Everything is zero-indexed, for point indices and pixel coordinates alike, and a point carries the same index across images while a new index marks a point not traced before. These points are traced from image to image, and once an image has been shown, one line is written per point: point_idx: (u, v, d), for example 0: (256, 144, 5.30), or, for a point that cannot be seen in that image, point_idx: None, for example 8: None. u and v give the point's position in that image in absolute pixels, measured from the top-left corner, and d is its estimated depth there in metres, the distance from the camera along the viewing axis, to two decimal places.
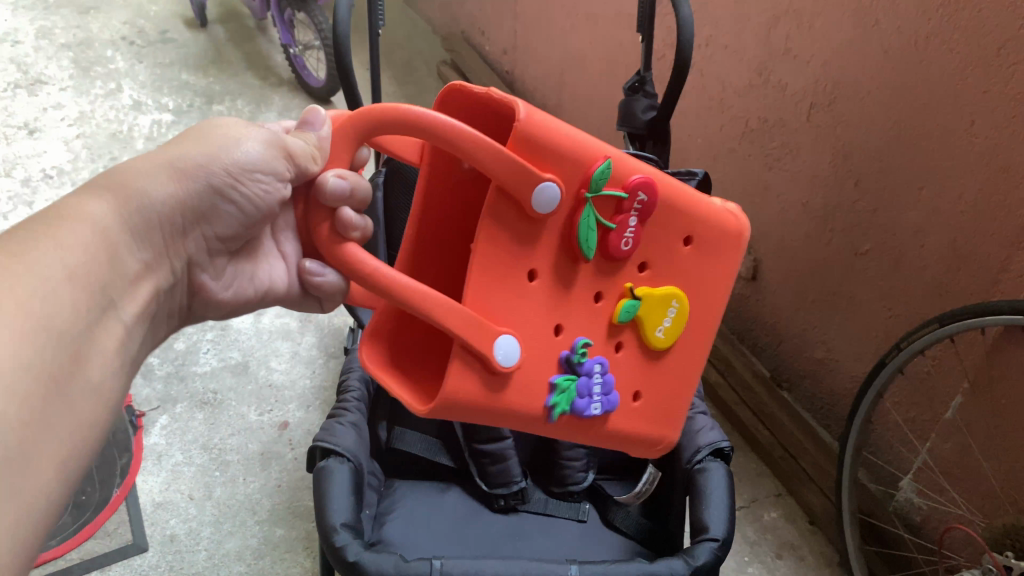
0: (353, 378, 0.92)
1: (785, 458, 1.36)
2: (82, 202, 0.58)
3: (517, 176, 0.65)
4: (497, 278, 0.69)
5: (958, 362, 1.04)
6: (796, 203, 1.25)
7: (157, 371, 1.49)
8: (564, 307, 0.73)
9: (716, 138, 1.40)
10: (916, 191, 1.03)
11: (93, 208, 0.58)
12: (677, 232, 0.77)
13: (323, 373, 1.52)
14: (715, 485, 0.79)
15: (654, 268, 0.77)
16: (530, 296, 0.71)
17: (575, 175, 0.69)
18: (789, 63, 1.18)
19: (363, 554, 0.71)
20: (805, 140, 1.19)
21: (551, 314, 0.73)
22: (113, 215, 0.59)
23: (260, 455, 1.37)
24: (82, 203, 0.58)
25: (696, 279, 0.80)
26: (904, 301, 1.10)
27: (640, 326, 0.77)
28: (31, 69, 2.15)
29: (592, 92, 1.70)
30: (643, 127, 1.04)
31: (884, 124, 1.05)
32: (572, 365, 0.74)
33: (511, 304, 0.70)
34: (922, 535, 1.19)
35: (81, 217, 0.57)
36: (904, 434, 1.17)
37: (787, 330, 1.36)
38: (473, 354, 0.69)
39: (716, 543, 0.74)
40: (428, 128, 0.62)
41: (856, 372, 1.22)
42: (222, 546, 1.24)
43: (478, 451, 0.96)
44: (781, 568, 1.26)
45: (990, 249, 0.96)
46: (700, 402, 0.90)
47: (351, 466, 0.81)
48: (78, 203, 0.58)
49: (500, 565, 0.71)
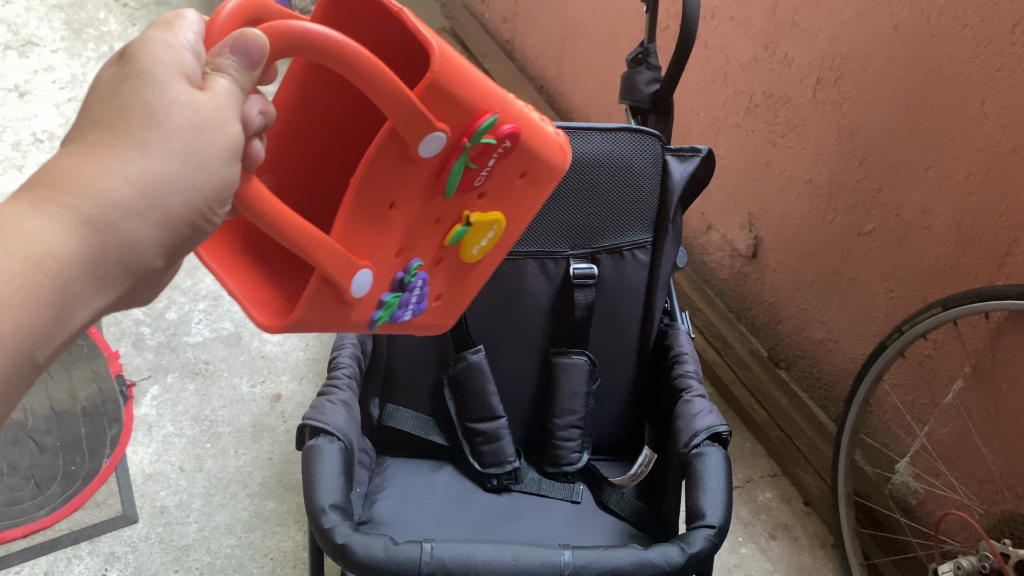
0: (344, 355, 0.89)
1: (781, 438, 1.35)
2: (29, 209, 0.42)
3: (414, 121, 0.55)
4: (366, 211, 0.59)
5: (960, 346, 1.02)
6: (799, 180, 1.22)
7: (149, 341, 1.48)
8: (414, 233, 0.64)
9: (719, 113, 1.37)
10: (923, 171, 1.01)
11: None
12: (518, 165, 0.67)
13: (317, 344, 1.50)
14: (712, 472, 0.78)
15: (492, 195, 0.68)
16: (402, 212, 0.62)
17: (459, 117, 0.59)
18: (796, 36, 1.15)
19: (352, 536, 0.69)
20: (810, 116, 1.17)
21: (402, 236, 0.64)
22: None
23: (251, 427, 1.36)
24: (26, 214, 0.42)
25: (522, 212, 0.71)
26: (906, 283, 1.08)
27: (461, 247, 0.69)
28: (22, 30, 2.10)
29: (593, 64, 1.66)
30: (645, 100, 1.01)
31: (892, 100, 1.02)
32: (402, 283, 0.66)
33: (388, 188, 0.59)
34: (917, 517, 1.18)
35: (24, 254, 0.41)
36: (902, 417, 1.16)
37: (786, 310, 1.34)
38: (328, 284, 0.59)
39: (713, 530, 0.72)
40: (349, 65, 0.50)
41: (855, 353, 1.21)
42: (213, 519, 1.24)
43: (471, 430, 0.96)
44: (775, 549, 1.26)
45: (996, 231, 0.94)
46: (698, 384, 0.89)
47: (341, 445, 0.79)
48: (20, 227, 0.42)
49: (492, 550, 0.69)
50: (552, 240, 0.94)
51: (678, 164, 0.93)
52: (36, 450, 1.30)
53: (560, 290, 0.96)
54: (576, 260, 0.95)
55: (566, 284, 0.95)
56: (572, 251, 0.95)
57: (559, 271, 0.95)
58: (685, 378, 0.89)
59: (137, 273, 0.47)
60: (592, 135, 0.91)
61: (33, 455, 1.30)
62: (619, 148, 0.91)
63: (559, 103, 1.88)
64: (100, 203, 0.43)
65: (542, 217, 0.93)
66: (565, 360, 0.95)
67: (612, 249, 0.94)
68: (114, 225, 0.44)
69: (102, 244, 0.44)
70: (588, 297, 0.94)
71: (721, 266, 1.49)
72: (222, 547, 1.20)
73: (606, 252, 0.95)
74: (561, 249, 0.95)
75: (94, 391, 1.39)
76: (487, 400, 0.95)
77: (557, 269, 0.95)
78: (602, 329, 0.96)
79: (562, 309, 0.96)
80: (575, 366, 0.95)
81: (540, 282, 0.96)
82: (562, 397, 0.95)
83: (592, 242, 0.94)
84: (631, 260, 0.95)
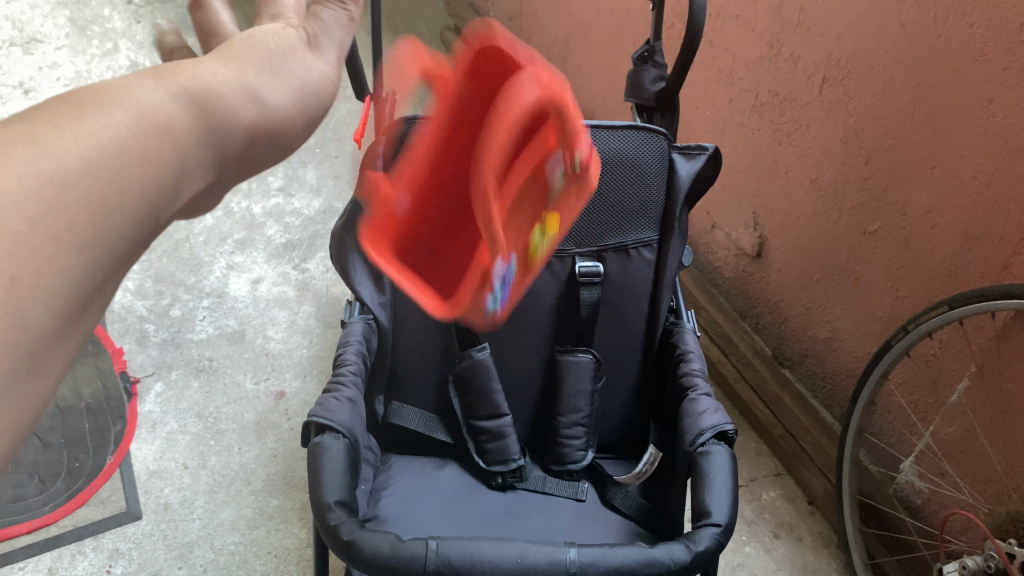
0: (350, 352, 0.89)
1: (785, 438, 1.35)
2: (136, 84, 0.39)
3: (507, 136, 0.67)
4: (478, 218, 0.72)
5: (966, 346, 1.01)
6: (805, 179, 1.22)
7: (153, 338, 1.48)
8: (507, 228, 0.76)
9: (725, 112, 1.37)
10: (929, 170, 1.01)
11: (158, 99, 0.39)
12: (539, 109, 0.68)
13: (321, 342, 1.50)
14: (717, 470, 0.77)
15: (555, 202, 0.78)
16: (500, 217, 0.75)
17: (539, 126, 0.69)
18: (802, 35, 1.15)
19: (358, 533, 0.69)
20: (816, 115, 1.16)
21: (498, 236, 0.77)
22: (185, 112, 0.40)
23: (255, 425, 1.36)
24: (135, 86, 0.39)
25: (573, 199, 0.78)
26: (912, 282, 1.08)
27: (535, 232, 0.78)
28: (27, 26, 2.10)
29: (598, 62, 1.66)
30: (651, 98, 1.01)
31: (898, 99, 1.02)
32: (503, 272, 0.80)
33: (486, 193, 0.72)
34: (921, 517, 1.18)
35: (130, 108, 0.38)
36: (907, 417, 1.15)
37: (791, 308, 1.33)
38: None
39: (719, 528, 0.72)
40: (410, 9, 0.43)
41: (860, 352, 1.21)
42: (216, 516, 1.24)
43: (475, 428, 0.95)
44: (779, 548, 1.26)
45: (1002, 231, 0.93)
46: (704, 382, 0.88)
47: (347, 442, 0.79)
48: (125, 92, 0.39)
49: (497, 547, 0.68)
50: (558, 240, 0.94)
51: (684, 163, 0.93)
52: (40, 446, 1.31)
53: (566, 288, 0.96)
54: (582, 258, 0.95)
55: (571, 282, 0.95)
56: (578, 250, 0.95)
57: (565, 270, 0.95)
58: (691, 376, 0.89)
59: (224, 165, 0.44)
60: (597, 133, 0.92)
61: (37, 451, 1.30)
62: (626, 146, 0.92)
63: None
64: (198, 84, 0.41)
65: None
66: (571, 359, 0.95)
67: (618, 248, 0.94)
68: (214, 110, 0.41)
69: (206, 122, 0.41)
70: (594, 296, 0.94)
71: (725, 265, 1.49)
72: (226, 544, 1.21)
73: (612, 251, 0.95)
74: (567, 247, 0.94)
75: (99, 388, 1.39)
76: (492, 398, 0.95)
77: (563, 267, 0.95)
78: (607, 328, 0.96)
79: (567, 308, 0.96)
80: (581, 365, 0.95)
81: (546, 280, 0.95)
82: (568, 395, 0.95)
83: (598, 240, 0.94)
84: (637, 258, 0.95)
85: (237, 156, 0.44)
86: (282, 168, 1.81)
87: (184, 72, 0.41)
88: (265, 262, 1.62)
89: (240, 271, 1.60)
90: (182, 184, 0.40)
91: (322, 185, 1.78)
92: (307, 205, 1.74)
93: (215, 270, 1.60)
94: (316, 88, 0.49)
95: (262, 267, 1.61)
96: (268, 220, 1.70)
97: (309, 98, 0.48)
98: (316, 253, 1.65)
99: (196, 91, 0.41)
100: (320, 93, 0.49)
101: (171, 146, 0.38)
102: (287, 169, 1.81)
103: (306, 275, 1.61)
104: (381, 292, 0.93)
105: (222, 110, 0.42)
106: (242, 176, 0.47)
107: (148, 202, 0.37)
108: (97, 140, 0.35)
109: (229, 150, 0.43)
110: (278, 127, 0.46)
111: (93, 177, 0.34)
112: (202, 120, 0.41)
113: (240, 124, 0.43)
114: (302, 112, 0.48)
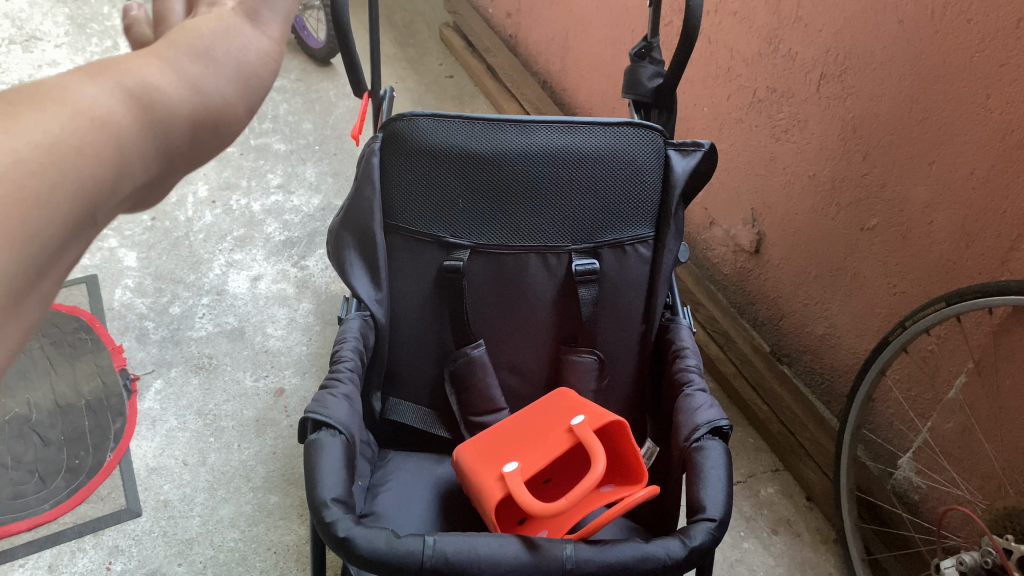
0: (346, 347, 0.89)
1: (783, 434, 1.35)
2: (78, 80, 0.39)
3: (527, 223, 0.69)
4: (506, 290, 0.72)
5: (963, 342, 1.01)
6: (803, 175, 1.22)
7: (153, 335, 1.48)
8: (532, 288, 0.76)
9: (723, 108, 1.37)
10: (926, 166, 1.01)
11: (91, 94, 0.39)
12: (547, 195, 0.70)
13: (320, 339, 1.50)
14: (713, 465, 0.78)
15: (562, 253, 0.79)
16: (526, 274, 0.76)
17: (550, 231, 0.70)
18: (799, 31, 1.15)
19: (354, 530, 0.69)
20: (814, 112, 1.16)
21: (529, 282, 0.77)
22: (122, 106, 0.40)
23: (254, 422, 1.37)
24: (77, 83, 0.39)
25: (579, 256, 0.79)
26: (909, 278, 1.08)
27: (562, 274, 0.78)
28: (26, 25, 2.10)
29: (597, 59, 1.66)
30: (648, 95, 1.01)
31: (896, 95, 1.02)
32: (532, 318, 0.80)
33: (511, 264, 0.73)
34: (919, 513, 1.18)
35: (70, 104, 0.38)
36: (905, 412, 1.15)
37: (790, 305, 1.33)
38: None
39: (714, 524, 0.72)
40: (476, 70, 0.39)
41: (858, 348, 1.21)
42: (216, 512, 1.24)
43: (473, 423, 0.96)
44: (777, 544, 1.26)
45: (999, 227, 0.94)
46: (700, 378, 0.89)
47: (343, 438, 0.80)
48: (63, 84, 0.39)
49: (493, 543, 0.68)
50: (554, 235, 0.94)
51: (680, 159, 0.94)
52: (40, 444, 1.31)
53: (562, 285, 0.96)
54: (579, 255, 0.95)
55: (568, 279, 0.95)
56: (575, 246, 0.95)
57: (561, 266, 0.95)
58: (687, 372, 0.89)
59: (170, 155, 0.43)
60: (593, 130, 0.93)
61: (37, 448, 1.31)
62: (620, 142, 0.93)
63: (563, 98, 1.88)
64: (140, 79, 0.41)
65: (544, 213, 0.94)
66: (576, 358, 0.95)
67: (614, 244, 0.95)
68: (156, 104, 0.41)
69: (147, 115, 0.41)
70: (591, 293, 0.94)
71: (724, 262, 1.49)
72: (225, 540, 1.21)
73: (608, 247, 0.95)
74: (563, 244, 0.94)
75: (98, 385, 1.40)
76: (488, 392, 0.96)
77: (559, 264, 0.95)
78: (607, 326, 0.96)
79: (564, 305, 0.96)
80: (584, 366, 0.95)
81: (543, 277, 0.96)
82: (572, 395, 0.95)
83: (594, 237, 0.94)
84: (633, 254, 0.95)
85: (185, 148, 0.44)
86: (281, 166, 1.81)
87: (116, 69, 0.41)
88: (264, 260, 1.62)
89: (240, 268, 1.60)
90: (123, 175, 0.40)
91: (321, 182, 1.78)
92: (306, 202, 1.74)
93: (215, 267, 1.60)
94: (262, 69, 0.48)
95: (261, 264, 1.62)
96: (268, 218, 1.70)
97: (255, 81, 0.48)
98: (315, 250, 1.65)
99: (129, 86, 0.41)
100: (264, 73, 0.48)
101: (108, 138, 0.38)
102: (286, 167, 1.81)
103: (306, 272, 1.61)
104: (378, 288, 0.94)
105: (158, 101, 0.42)
106: (196, 167, 0.47)
107: (86, 191, 0.37)
108: (32, 131, 0.35)
109: (174, 140, 0.43)
110: (222, 111, 0.45)
111: (22, 172, 0.34)
112: (138, 111, 0.40)
113: (178, 112, 0.42)
114: (246, 97, 0.47)
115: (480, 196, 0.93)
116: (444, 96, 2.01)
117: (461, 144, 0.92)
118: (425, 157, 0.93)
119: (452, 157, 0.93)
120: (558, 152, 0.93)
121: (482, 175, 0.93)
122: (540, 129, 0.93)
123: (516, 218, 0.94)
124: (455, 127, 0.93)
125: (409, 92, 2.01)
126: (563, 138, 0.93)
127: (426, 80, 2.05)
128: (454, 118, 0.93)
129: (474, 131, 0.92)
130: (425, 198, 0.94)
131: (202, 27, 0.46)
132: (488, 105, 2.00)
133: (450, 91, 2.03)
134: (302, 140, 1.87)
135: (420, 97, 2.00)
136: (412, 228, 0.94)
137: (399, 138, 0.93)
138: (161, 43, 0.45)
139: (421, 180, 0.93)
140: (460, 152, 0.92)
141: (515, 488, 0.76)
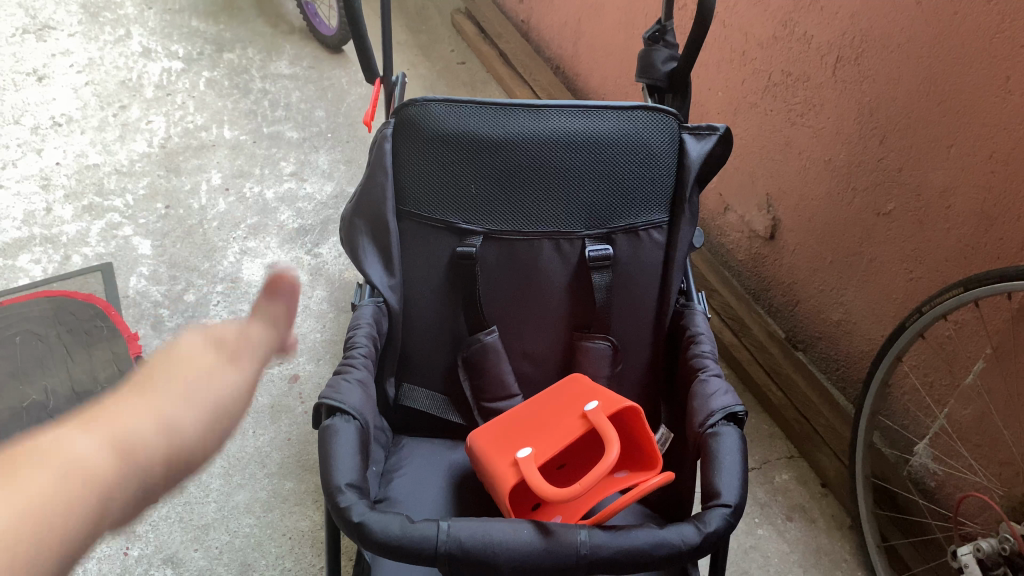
0: (360, 334, 0.89)
1: (798, 421, 1.34)
2: (70, 438, 0.48)
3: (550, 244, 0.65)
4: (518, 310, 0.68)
5: (981, 327, 1.00)
6: (818, 159, 1.21)
7: (168, 323, 1.49)
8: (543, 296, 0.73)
9: (737, 92, 1.36)
10: (944, 150, 1.00)
11: (82, 453, 0.47)
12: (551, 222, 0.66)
13: (334, 326, 1.50)
14: (727, 451, 0.77)
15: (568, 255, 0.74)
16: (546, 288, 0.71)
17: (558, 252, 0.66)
18: (815, 14, 1.14)
19: (368, 515, 0.69)
20: (830, 95, 1.15)
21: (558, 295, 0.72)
22: (103, 464, 0.48)
23: (269, 408, 1.37)
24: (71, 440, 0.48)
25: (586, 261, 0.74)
26: (926, 263, 1.07)
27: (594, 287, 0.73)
28: (40, 14, 2.10)
29: (610, 44, 1.65)
30: (662, 79, 0.99)
31: (914, 77, 1.01)
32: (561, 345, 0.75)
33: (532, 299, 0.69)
34: (935, 500, 1.18)
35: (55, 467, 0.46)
36: (922, 399, 1.14)
37: (805, 291, 1.33)
38: None
39: (729, 509, 0.72)
40: None
41: (874, 334, 1.20)
42: (231, 498, 1.25)
43: (487, 410, 0.96)
44: (791, 530, 1.26)
45: (1019, 211, 0.92)
46: (715, 363, 0.88)
47: (357, 424, 0.80)
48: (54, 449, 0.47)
49: (507, 529, 0.68)
50: (567, 220, 0.94)
51: (695, 142, 0.93)
52: None
53: (576, 271, 0.95)
54: (593, 241, 0.94)
55: (582, 265, 0.95)
56: (588, 232, 0.94)
57: (574, 252, 0.95)
58: (702, 358, 0.88)
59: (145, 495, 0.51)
60: (607, 114, 0.92)
61: None
62: (634, 126, 0.92)
63: (575, 84, 1.87)
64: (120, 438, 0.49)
65: (557, 198, 0.93)
66: (589, 344, 0.95)
67: (628, 229, 0.94)
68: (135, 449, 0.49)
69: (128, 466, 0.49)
70: (605, 279, 0.94)
71: (738, 248, 1.48)
72: (241, 526, 1.22)
73: (622, 233, 0.94)
74: (576, 230, 0.94)
75: (115, 371, 1.41)
76: (502, 379, 0.96)
77: (573, 249, 0.95)
78: (621, 311, 0.96)
79: (578, 290, 0.96)
80: (597, 353, 0.95)
81: (556, 263, 0.95)
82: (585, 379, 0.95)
83: (607, 222, 0.94)
84: (647, 240, 0.95)
85: (158, 486, 0.51)
86: (294, 154, 1.81)
87: (102, 422, 0.50)
88: (278, 247, 1.63)
89: (254, 256, 1.61)
90: (96, 530, 0.47)
91: (334, 170, 1.78)
92: (320, 190, 1.74)
93: (229, 255, 1.60)
94: (227, 408, 0.56)
95: (275, 252, 1.62)
96: (281, 206, 1.70)
97: (220, 418, 0.55)
98: (329, 238, 1.65)
99: (115, 441, 0.49)
100: (245, 401, 0.58)
101: (80, 507, 0.45)
102: (299, 154, 1.81)
103: (319, 260, 1.61)
104: (391, 274, 0.94)
105: (137, 450, 0.49)
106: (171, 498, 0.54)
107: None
108: None
109: (152, 482, 0.50)
110: (192, 448, 0.53)
111: None
112: (119, 464, 0.48)
113: (156, 455, 0.50)
114: (216, 429, 0.55)
115: (493, 181, 0.93)
116: (456, 82, 2.00)
117: (473, 129, 0.92)
118: (437, 141, 0.93)
119: (465, 142, 0.92)
120: (571, 136, 0.92)
121: (495, 160, 0.92)
122: (553, 113, 0.92)
123: (529, 203, 0.94)
124: (468, 112, 0.92)
125: (420, 79, 2.00)
126: (576, 122, 0.92)
127: (437, 66, 2.04)
128: (467, 103, 0.92)
129: (486, 116, 0.92)
130: (437, 183, 0.93)
131: (186, 367, 0.56)
132: (500, 91, 1.99)
133: (462, 77, 2.02)
134: (315, 128, 1.87)
135: (432, 84, 1.99)
136: (424, 214, 0.94)
137: (411, 123, 0.93)
138: (145, 374, 0.55)
139: (433, 165, 0.93)
140: (472, 137, 0.92)
141: (527, 472, 0.76)
